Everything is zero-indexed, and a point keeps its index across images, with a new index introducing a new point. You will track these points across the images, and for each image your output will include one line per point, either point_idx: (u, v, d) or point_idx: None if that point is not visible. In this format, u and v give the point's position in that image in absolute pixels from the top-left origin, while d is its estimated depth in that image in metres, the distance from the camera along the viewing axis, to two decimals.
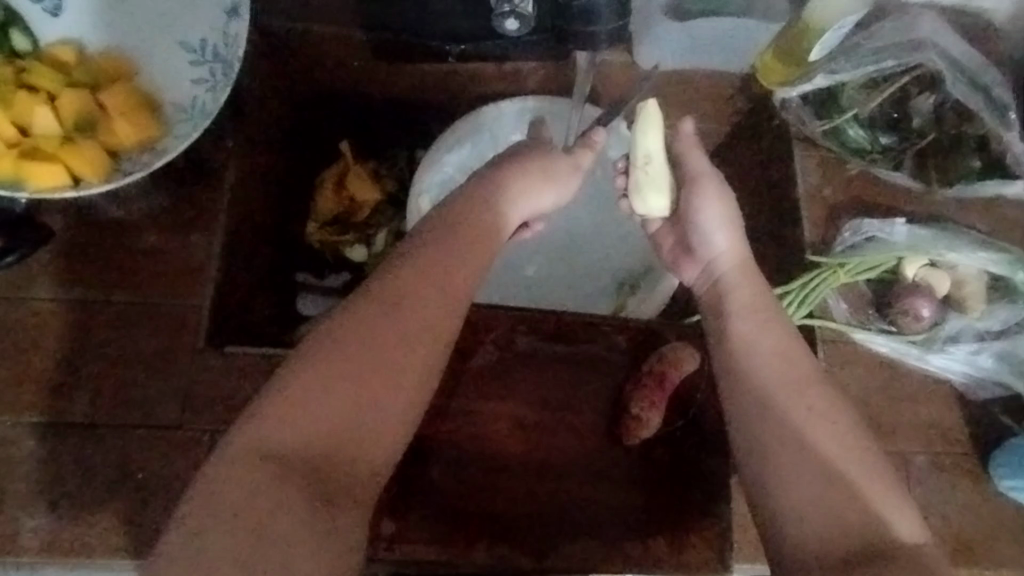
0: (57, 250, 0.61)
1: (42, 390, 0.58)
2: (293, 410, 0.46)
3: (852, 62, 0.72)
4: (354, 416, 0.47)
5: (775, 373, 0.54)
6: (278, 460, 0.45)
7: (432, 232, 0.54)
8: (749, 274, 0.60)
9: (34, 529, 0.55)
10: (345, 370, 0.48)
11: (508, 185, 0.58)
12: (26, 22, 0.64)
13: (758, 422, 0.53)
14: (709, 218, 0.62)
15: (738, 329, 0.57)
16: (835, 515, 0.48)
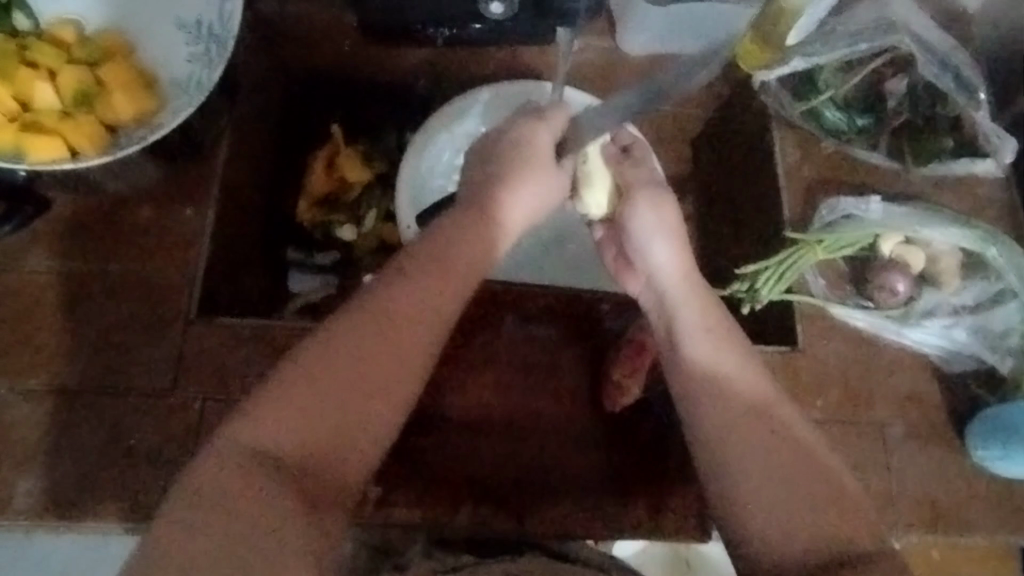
0: (56, 229, 0.71)
1: (40, 357, 0.67)
2: (302, 377, 0.50)
3: (828, 46, 0.78)
4: (358, 382, 0.50)
5: (732, 389, 0.55)
6: (296, 419, 0.49)
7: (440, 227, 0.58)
8: (696, 287, 0.61)
9: (28, 487, 0.64)
10: (348, 339, 0.51)
11: (501, 174, 0.61)
12: (28, 3, 0.68)
13: (718, 439, 0.54)
14: (655, 233, 0.63)
15: (688, 350, 0.58)
16: (802, 526, 0.50)
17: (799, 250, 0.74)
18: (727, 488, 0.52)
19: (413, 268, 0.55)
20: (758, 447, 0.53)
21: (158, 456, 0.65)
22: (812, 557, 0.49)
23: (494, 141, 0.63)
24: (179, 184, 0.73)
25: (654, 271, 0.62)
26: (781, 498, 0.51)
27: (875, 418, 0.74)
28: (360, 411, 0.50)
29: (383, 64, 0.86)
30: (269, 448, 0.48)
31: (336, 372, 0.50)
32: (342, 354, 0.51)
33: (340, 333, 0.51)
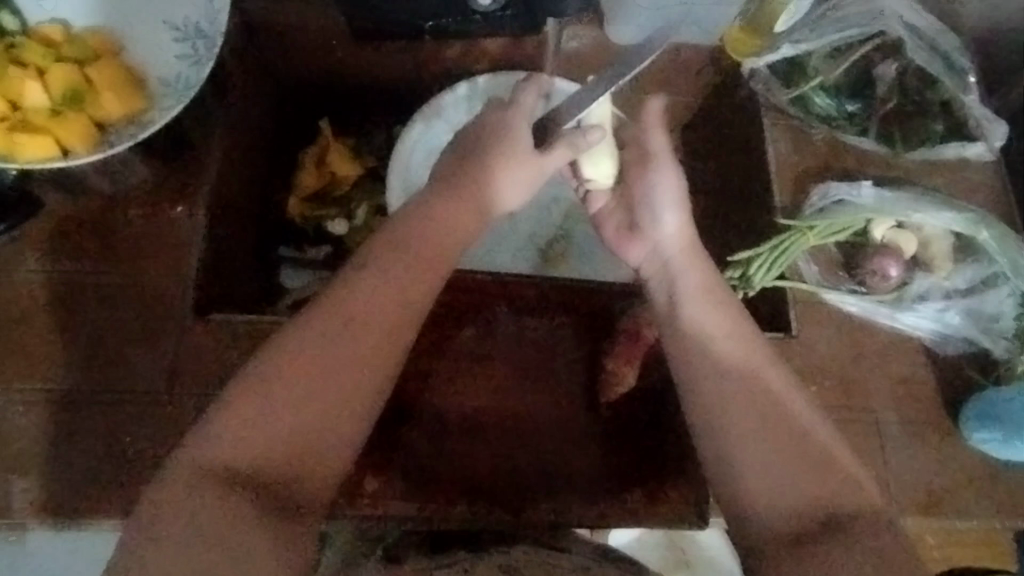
0: (47, 231, 0.71)
1: (34, 359, 0.67)
2: (276, 376, 0.51)
3: (817, 32, 0.81)
4: (335, 376, 0.51)
5: (730, 346, 0.57)
6: (269, 418, 0.49)
7: (405, 222, 0.59)
8: (695, 256, 0.62)
9: (24, 489, 0.64)
10: (322, 330, 0.52)
11: (490, 161, 0.63)
12: (15, 3, 0.68)
13: (714, 396, 0.55)
14: (665, 200, 0.65)
15: (690, 310, 0.59)
16: (798, 487, 0.51)
17: (792, 235, 0.75)
18: (721, 450, 0.53)
19: (391, 253, 0.57)
20: (754, 401, 0.54)
21: (153, 455, 0.65)
22: (806, 520, 0.50)
23: (481, 127, 0.64)
24: (170, 182, 0.73)
25: (660, 237, 0.64)
26: (773, 455, 0.52)
27: (869, 404, 0.74)
28: (335, 406, 0.51)
29: (373, 59, 0.86)
30: (257, 450, 0.49)
31: (313, 369, 0.51)
32: (318, 347, 0.52)
33: (316, 327, 0.52)
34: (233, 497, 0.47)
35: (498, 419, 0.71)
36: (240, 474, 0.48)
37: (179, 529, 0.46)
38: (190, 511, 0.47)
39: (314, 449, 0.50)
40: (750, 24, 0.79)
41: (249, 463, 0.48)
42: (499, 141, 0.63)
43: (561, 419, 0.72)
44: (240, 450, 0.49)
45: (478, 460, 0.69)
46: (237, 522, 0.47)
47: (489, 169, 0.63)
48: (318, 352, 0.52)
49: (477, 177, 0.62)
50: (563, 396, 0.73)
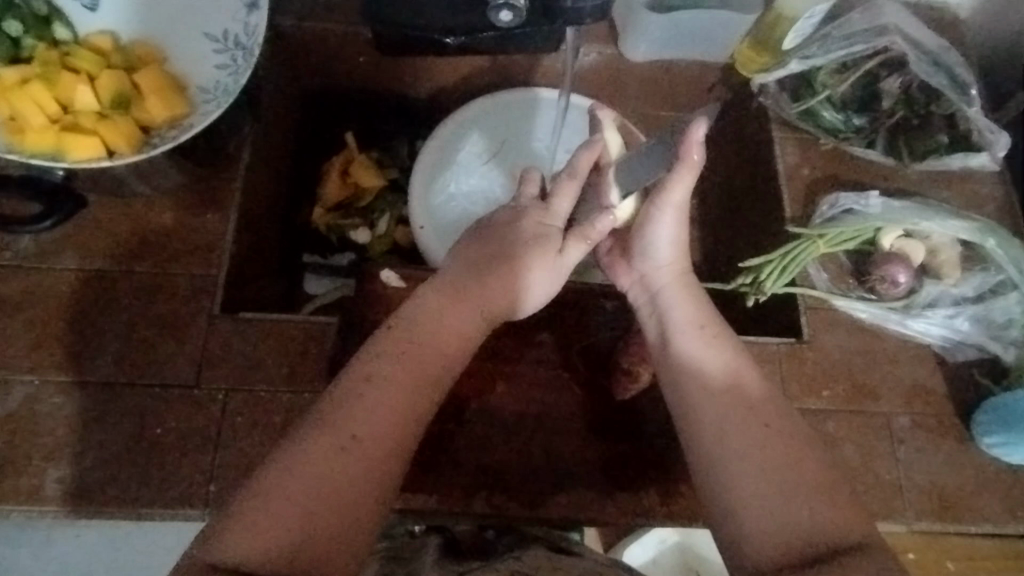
0: (86, 230, 0.74)
1: (69, 350, 0.70)
2: (353, 416, 0.54)
3: (825, 49, 0.83)
4: (397, 420, 0.54)
5: (729, 387, 0.58)
6: (341, 452, 0.52)
7: (432, 307, 0.59)
8: (691, 291, 0.64)
9: (55, 475, 0.66)
10: (393, 377, 0.56)
11: (512, 257, 0.61)
12: (67, 16, 0.72)
13: (721, 444, 0.55)
14: (662, 233, 0.65)
15: (681, 346, 0.61)
16: (797, 523, 0.52)
17: (801, 243, 0.77)
18: (726, 492, 0.54)
19: (458, 290, 0.60)
20: (757, 447, 0.55)
21: (182, 445, 0.68)
22: (808, 554, 0.50)
23: (508, 224, 0.63)
24: (203, 188, 0.77)
25: (652, 267, 0.66)
26: (773, 497, 0.53)
27: (880, 407, 0.75)
28: (394, 446, 0.54)
29: (398, 76, 0.90)
30: (294, 528, 0.49)
31: (384, 412, 0.54)
32: (390, 391, 0.55)
33: (389, 372, 0.56)
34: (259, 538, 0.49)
35: (516, 416, 0.73)
36: (303, 497, 0.50)
37: (239, 545, 0.48)
38: (255, 539, 0.49)
39: (349, 507, 0.51)
40: (755, 41, 0.84)
41: (312, 489, 0.51)
42: (520, 237, 0.62)
43: (578, 414, 0.74)
44: (301, 477, 0.51)
45: (496, 454, 0.71)
46: (293, 540, 0.49)
47: (510, 266, 0.61)
48: (391, 397, 0.55)
49: (497, 278, 0.60)
50: (579, 392, 0.75)
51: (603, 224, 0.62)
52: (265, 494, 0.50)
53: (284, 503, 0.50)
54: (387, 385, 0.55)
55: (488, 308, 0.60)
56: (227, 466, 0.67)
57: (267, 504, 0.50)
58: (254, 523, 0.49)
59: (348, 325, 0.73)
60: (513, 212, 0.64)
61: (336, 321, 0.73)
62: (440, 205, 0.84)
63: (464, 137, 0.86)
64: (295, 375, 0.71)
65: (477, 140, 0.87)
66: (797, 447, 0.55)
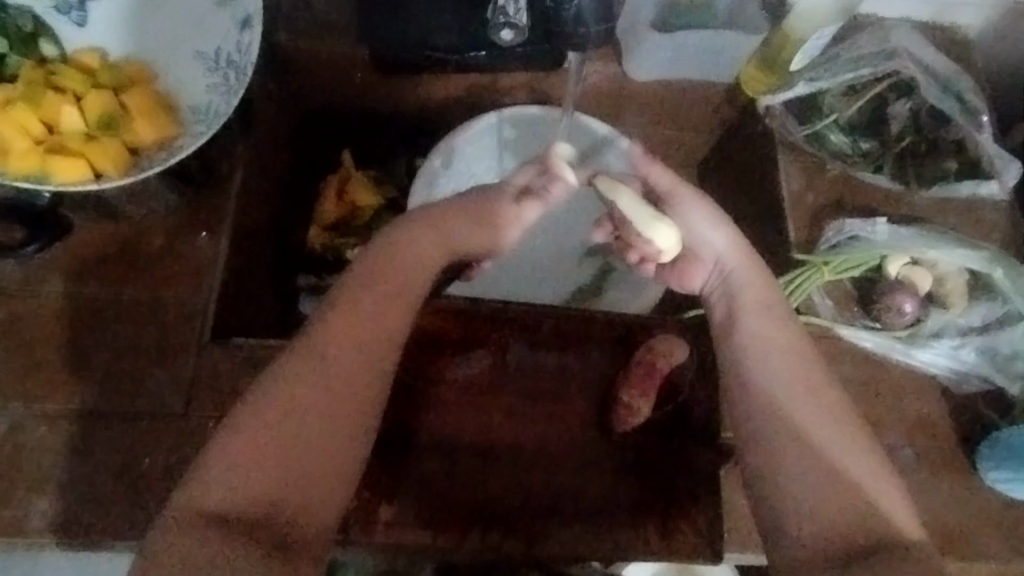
0: (73, 253, 0.72)
1: (54, 378, 0.68)
2: (326, 348, 0.54)
3: (831, 72, 0.81)
4: (372, 347, 0.55)
5: (788, 368, 0.57)
6: (314, 373, 0.53)
7: (401, 242, 0.60)
8: (755, 270, 0.62)
9: (39, 508, 0.64)
10: (361, 300, 0.56)
11: (482, 212, 0.62)
12: (55, 32, 0.71)
13: (772, 422, 0.55)
14: (702, 220, 0.63)
15: (750, 328, 0.59)
16: (845, 519, 0.51)
17: (805, 272, 0.75)
18: (777, 475, 0.53)
19: (418, 231, 0.60)
20: (807, 430, 0.54)
21: (171, 477, 0.66)
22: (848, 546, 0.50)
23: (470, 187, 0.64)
24: (195, 209, 0.75)
25: (712, 255, 0.63)
26: (809, 480, 0.52)
27: (885, 440, 0.73)
28: (367, 368, 0.54)
29: (395, 92, 0.88)
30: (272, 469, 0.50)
31: (353, 334, 0.55)
32: (358, 312, 0.55)
33: (355, 298, 0.56)
34: (237, 473, 0.49)
35: (513, 449, 0.72)
36: (279, 434, 0.51)
37: (218, 488, 0.49)
38: (232, 479, 0.49)
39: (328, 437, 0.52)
40: (762, 62, 0.81)
41: (290, 425, 0.51)
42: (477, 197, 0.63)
43: (575, 448, 0.72)
44: (282, 412, 0.51)
45: (492, 489, 0.69)
46: (278, 476, 0.50)
47: (470, 215, 0.62)
48: (361, 319, 0.55)
49: (469, 226, 0.62)
50: (578, 427, 0.73)
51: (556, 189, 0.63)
52: (245, 430, 0.50)
53: (261, 436, 0.50)
54: (359, 320, 0.55)
55: (453, 244, 0.61)
56: None
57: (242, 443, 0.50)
58: (235, 458, 0.50)
59: None
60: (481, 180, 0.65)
61: None
62: None
63: (477, 142, 0.84)
64: None
65: (488, 138, 0.85)
66: (838, 429, 0.54)
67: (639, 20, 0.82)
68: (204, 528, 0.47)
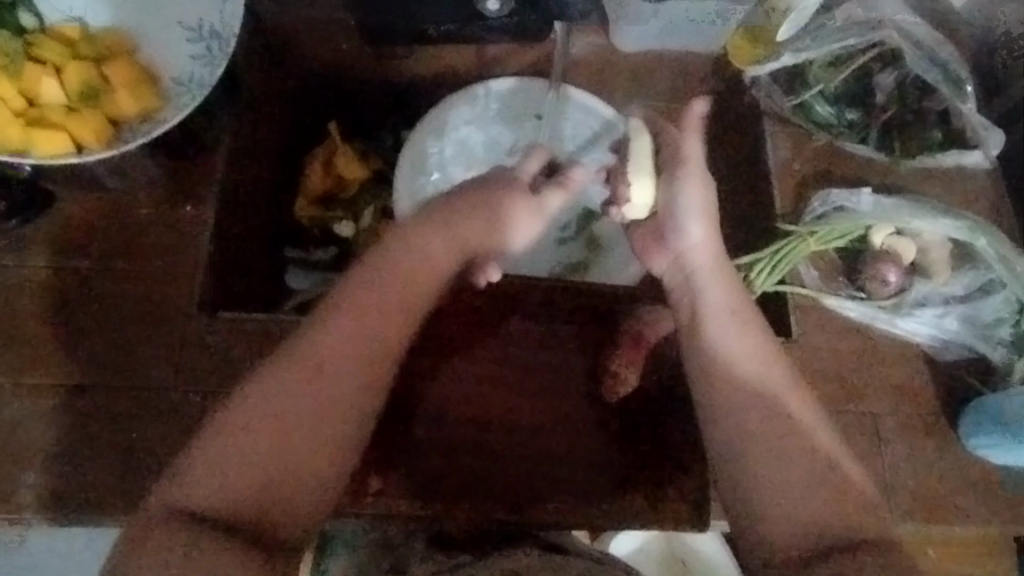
0: (56, 226, 0.71)
1: (40, 352, 0.68)
2: (321, 354, 0.52)
3: (818, 42, 0.81)
4: (364, 355, 0.53)
5: (753, 371, 0.55)
6: (302, 383, 0.51)
7: (412, 239, 0.59)
8: (720, 271, 0.61)
9: (28, 481, 0.64)
10: (360, 306, 0.54)
11: (488, 199, 0.62)
12: (31, 1, 0.69)
13: (728, 408, 0.54)
14: (692, 207, 0.63)
15: (713, 328, 0.58)
16: (821, 519, 0.50)
17: (792, 241, 0.76)
18: (738, 475, 0.52)
19: (431, 226, 0.59)
20: (762, 422, 0.53)
21: (159, 450, 0.66)
22: (824, 542, 0.49)
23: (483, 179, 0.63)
24: (178, 181, 0.74)
25: (683, 247, 0.62)
26: (782, 481, 0.51)
27: (869, 407, 0.74)
28: (350, 375, 0.52)
29: (381, 64, 0.87)
30: (259, 473, 0.48)
31: (341, 333, 0.53)
32: (355, 321, 0.53)
33: (354, 303, 0.54)
34: (223, 476, 0.48)
35: (503, 419, 0.72)
36: (267, 441, 0.49)
37: (196, 492, 0.47)
38: (217, 483, 0.47)
39: (313, 443, 0.50)
40: (750, 31, 0.82)
41: (277, 429, 0.49)
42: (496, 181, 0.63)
43: (565, 418, 0.73)
44: (271, 419, 0.50)
45: (481, 460, 0.70)
46: (260, 485, 0.48)
47: (482, 208, 0.61)
48: (355, 328, 0.53)
49: (476, 215, 0.61)
50: (568, 397, 0.74)
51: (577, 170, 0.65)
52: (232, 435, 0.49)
53: (238, 437, 0.49)
54: (359, 322, 0.54)
55: (462, 243, 0.60)
56: None
57: (229, 445, 0.49)
58: (221, 463, 0.48)
59: None
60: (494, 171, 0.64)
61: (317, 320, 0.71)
62: (426, 187, 0.83)
63: (459, 119, 0.84)
64: None
65: (478, 118, 0.85)
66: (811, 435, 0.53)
67: None
68: (186, 524, 0.46)
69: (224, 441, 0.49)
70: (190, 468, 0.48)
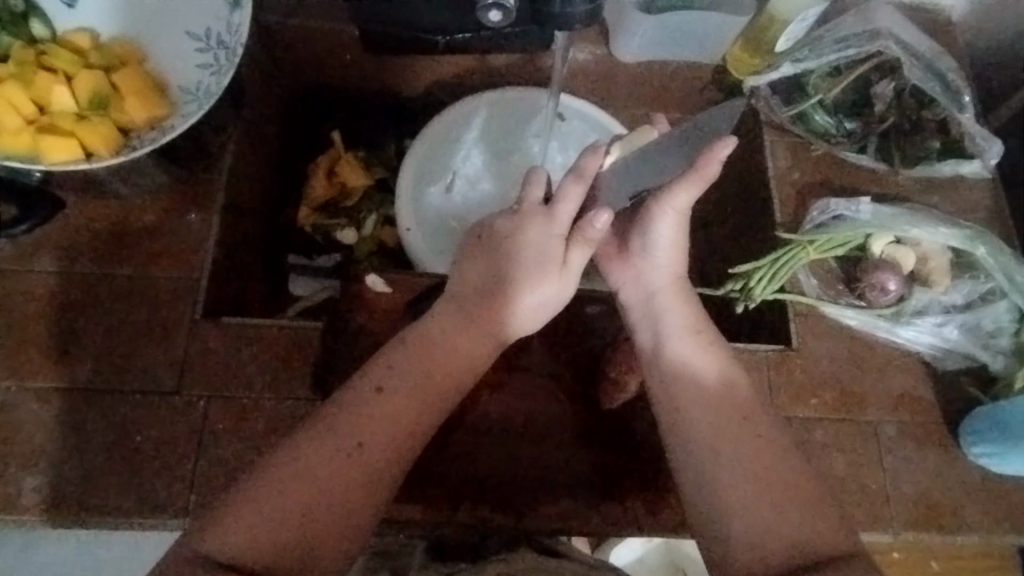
0: (64, 232, 0.73)
1: (46, 356, 0.69)
2: (359, 420, 0.54)
3: (816, 53, 0.81)
4: (402, 423, 0.55)
5: (719, 392, 0.58)
6: (343, 458, 0.52)
7: (442, 321, 0.59)
8: (683, 293, 0.64)
9: (32, 484, 0.65)
10: (402, 386, 0.56)
11: (512, 276, 0.60)
12: (44, 12, 0.71)
13: (697, 416, 0.57)
14: (662, 233, 0.63)
15: (676, 351, 0.60)
16: (790, 538, 0.51)
17: (792, 249, 0.76)
18: (709, 494, 0.54)
19: (465, 316, 0.60)
20: (732, 433, 0.55)
21: (162, 454, 0.66)
22: (796, 560, 0.50)
23: (512, 243, 0.60)
24: (185, 189, 0.75)
25: (646, 266, 0.64)
26: (751, 501, 0.52)
27: (869, 416, 0.74)
28: (386, 457, 0.54)
29: (386, 74, 0.89)
30: (295, 529, 0.50)
31: (384, 403, 0.55)
32: (397, 402, 0.55)
33: (398, 383, 0.56)
34: (264, 533, 0.49)
35: (504, 425, 0.73)
36: (302, 497, 0.51)
37: (234, 542, 0.49)
38: (253, 537, 0.49)
39: (343, 500, 0.52)
40: (748, 43, 0.83)
41: (312, 489, 0.51)
42: (524, 253, 0.60)
43: (565, 423, 0.73)
44: (305, 480, 0.51)
45: (482, 465, 0.70)
46: (292, 540, 0.50)
47: (514, 284, 0.60)
48: (396, 408, 0.55)
49: (497, 297, 0.60)
50: (567, 401, 0.75)
51: (600, 224, 0.59)
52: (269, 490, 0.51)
53: (273, 498, 0.50)
54: (404, 383, 0.56)
55: (500, 320, 0.60)
56: (207, 474, 0.66)
57: (266, 498, 0.50)
58: (258, 519, 0.50)
59: (332, 329, 0.72)
60: (524, 229, 0.61)
61: (320, 326, 0.72)
62: (428, 201, 0.84)
63: (454, 132, 0.85)
64: (279, 381, 0.70)
65: (477, 133, 0.86)
66: (783, 457, 0.54)
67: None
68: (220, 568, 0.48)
69: (259, 495, 0.50)
70: (225, 520, 0.49)
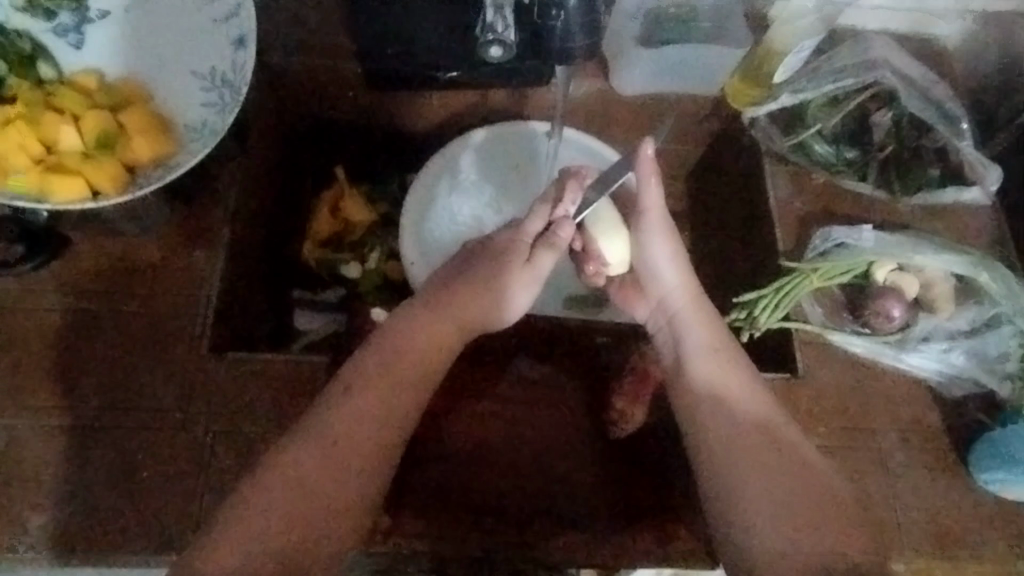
0: (70, 269, 0.73)
1: (50, 393, 0.69)
2: (331, 420, 0.56)
3: (815, 82, 0.84)
4: (375, 429, 0.57)
5: (744, 405, 0.59)
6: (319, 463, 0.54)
7: (410, 315, 0.64)
8: (700, 305, 0.67)
9: (34, 521, 0.64)
10: (369, 382, 0.58)
11: (485, 276, 0.66)
12: (53, 55, 0.73)
13: (724, 433, 0.58)
14: (662, 254, 0.68)
15: (700, 368, 0.62)
16: (819, 550, 0.52)
17: (795, 278, 0.76)
18: (728, 512, 0.55)
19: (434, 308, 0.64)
20: (750, 447, 0.57)
21: (165, 490, 0.66)
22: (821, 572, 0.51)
23: (484, 251, 0.68)
24: (189, 226, 0.76)
25: (661, 290, 0.68)
26: (776, 513, 0.53)
27: (878, 444, 0.74)
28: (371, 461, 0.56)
29: (388, 108, 0.90)
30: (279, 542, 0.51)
31: (369, 408, 0.57)
32: (366, 398, 0.58)
33: (365, 380, 0.58)
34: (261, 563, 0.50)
35: (510, 457, 0.72)
36: (286, 505, 0.53)
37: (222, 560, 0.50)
38: (242, 547, 0.51)
39: (320, 502, 0.53)
40: (746, 74, 0.85)
41: (303, 503, 0.53)
42: (494, 254, 0.67)
43: (570, 455, 0.73)
44: (294, 487, 0.53)
45: (487, 496, 0.69)
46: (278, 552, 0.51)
47: (483, 282, 0.65)
48: (363, 404, 0.57)
49: (484, 286, 0.65)
50: (573, 432, 0.74)
51: (563, 233, 0.67)
52: (250, 498, 0.53)
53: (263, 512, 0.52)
54: (380, 373, 0.59)
55: (472, 316, 0.65)
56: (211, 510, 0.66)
57: (255, 509, 0.52)
58: (239, 531, 0.51)
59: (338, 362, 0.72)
60: (495, 241, 0.68)
61: (326, 362, 0.71)
62: (429, 233, 0.83)
63: (456, 164, 0.86)
64: (284, 415, 0.70)
65: (476, 163, 0.86)
66: (804, 467, 0.56)
67: (626, 37, 0.86)
68: None
69: (258, 520, 0.52)
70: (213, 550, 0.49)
